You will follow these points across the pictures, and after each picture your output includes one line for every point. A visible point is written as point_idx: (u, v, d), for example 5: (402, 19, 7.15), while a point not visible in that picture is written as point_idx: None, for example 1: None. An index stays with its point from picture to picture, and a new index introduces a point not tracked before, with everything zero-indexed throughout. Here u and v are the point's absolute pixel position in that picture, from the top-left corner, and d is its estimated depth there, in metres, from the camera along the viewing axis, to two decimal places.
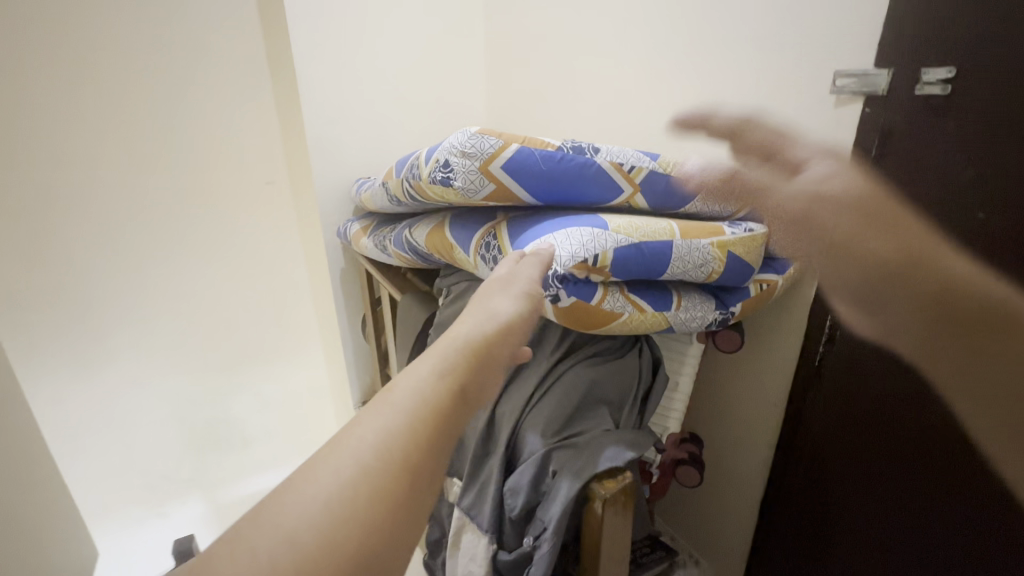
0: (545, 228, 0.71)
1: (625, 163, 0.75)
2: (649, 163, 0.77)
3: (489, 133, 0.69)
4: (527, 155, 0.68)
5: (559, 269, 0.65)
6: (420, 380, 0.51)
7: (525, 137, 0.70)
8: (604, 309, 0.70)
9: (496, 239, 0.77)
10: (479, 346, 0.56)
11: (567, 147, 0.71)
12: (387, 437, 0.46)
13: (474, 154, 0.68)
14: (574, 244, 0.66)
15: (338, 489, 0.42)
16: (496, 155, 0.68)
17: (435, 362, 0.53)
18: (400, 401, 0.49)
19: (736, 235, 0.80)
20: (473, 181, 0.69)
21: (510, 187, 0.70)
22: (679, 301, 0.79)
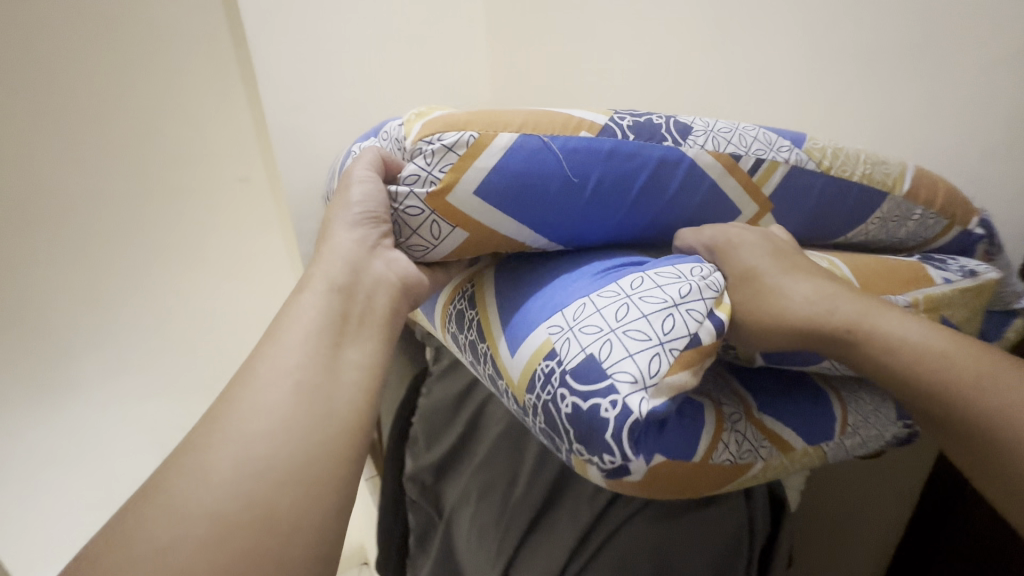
0: (565, 283, 0.32)
1: (744, 154, 0.35)
2: (788, 153, 0.38)
3: (439, 130, 0.30)
4: (531, 157, 0.30)
5: (630, 398, 0.25)
6: (316, 277, 0.31)
7: (525, 115, 0.32)
8: (719, 467, 0.31)
9: (475, 305, 0.36)
10: (341, 306, 0.30)
11: (622, 127, 0.33)
12: (302, 350, 0.28)
13: (412, 178, 0.30)
14: (651, 317, 0.27)
15: (244, 442, 0.25)
16: (458, 173, 0.30)
17: (329, 260, 0.31)
18: (304, 307, 0.29)
19: (953, 286, 0.40)
20: (416, 229, 0.31)
21: (501, 232, 0.31)
22: (845, 417, 0.37)
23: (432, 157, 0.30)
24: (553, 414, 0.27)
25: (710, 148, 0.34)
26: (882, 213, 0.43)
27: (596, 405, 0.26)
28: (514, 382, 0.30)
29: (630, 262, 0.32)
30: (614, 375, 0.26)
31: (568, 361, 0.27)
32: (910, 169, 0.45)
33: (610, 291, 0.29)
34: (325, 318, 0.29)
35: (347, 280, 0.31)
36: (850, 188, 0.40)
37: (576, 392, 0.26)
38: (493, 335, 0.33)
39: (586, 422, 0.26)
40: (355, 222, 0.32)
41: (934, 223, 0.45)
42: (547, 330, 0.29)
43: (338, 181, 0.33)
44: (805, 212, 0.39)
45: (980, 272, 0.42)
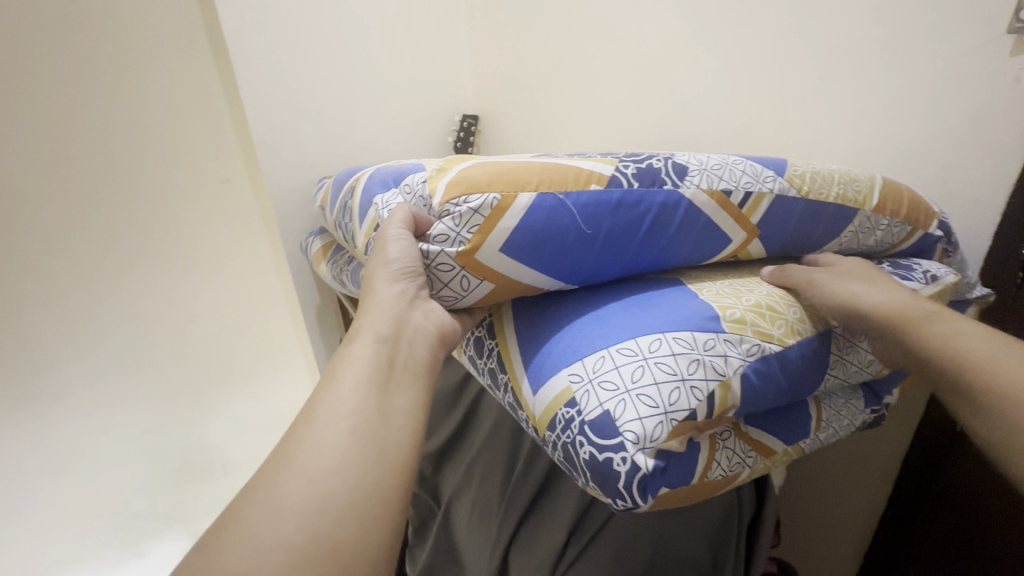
0: (583, 326, 0.35)
1: (735, 189, 0.39)
2: (773, 182, 0.41)
3: (465, 193, 0.33)
4: (548, 214, 0.34)
5: (638, 455, 0.29)
6: (364, 333, 0.34)
7: (541, 172, 0.35)
8: (715, 481, 0.36)
9: (494, 335, 0.40)
10: (389, 357, 0.33)
11: (627, 176, 0.36)
12: (355, 398, 0.31)
13: (441, 237, 0.34)
14: (661, 385, 0.31)
15: (309, 479, 0.27)
16: (484, 234, 0.33)
17: (374, 316, 0.35)
18: (357, 357, 0.33)
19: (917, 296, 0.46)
20: (448, 281, 0.36)
21: (522, 281, 0.35)
22: (818, 415, 0.43)
23: (459, 219, 0.33)
24: (572, 455, 0.31)
25: (705, 187, 0.38)
26: (854, 227, 0.47)
27: (608, 459, 0.29)
28: (536, 417, 0.34)
29: (641, 303, 0.36)
30: (626, 433, 0.29)
31: (587, 413, 0.31)
32: (878, 183, 0.50)
33: (627, 349, 0.32)
34: (374, 366, 0.32)
35: (391, 333, 0.34)
36: (826, 208, 0.44)
37: (593, 442, 0.30)
38: (516, 372, 0.37)
39: (600, 469, 0.30)
40: (395, 277, 0.36)
41: (899, 230, 0.50)
42: (568, 378, 0.33)
43: (375, 237, 0.36)
44: (789, 234, 0.43)
45: (941, 276, 0.48)
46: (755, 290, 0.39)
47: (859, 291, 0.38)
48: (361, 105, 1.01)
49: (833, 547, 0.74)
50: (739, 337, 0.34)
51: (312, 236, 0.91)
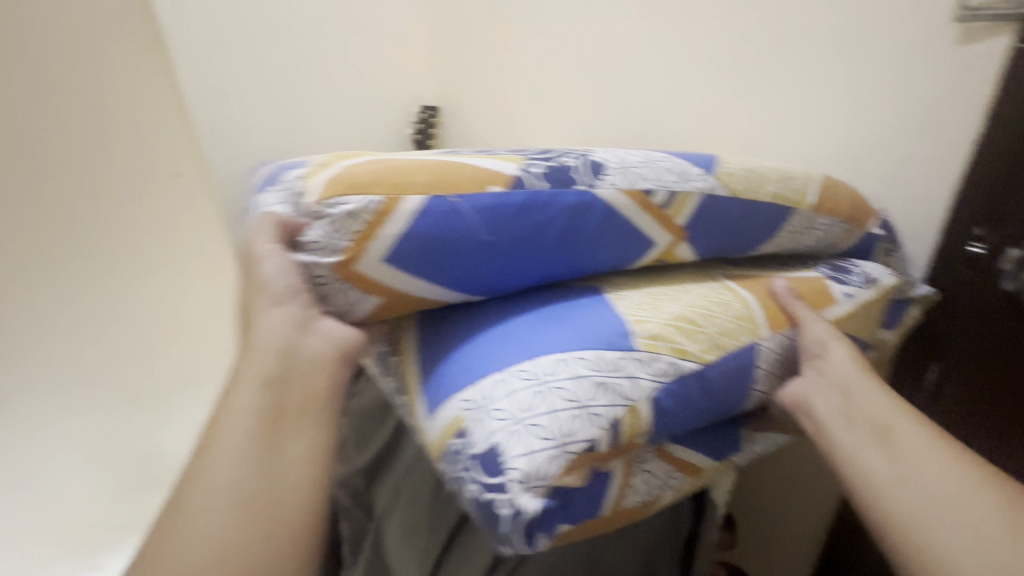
0: (483, 343, 0.33)
1: (656, 188, 0.36)
2: (701, 180, 0.39)
3: (342, 193, 0.30)
4: (439, 221, 0.30)
5: (523, 498, 0.27)
6: (246, 374, 0.30)
7: (432, 171, 0.32)
8: (630, 507, 0.35)
9: (395, 351, 0.38)
10: (281, 399, 0.30)
11: (534, 176, 0.33)
12: (236, 465, 0.28)
13: (315, 244, 0.30)
14: (558, 413, 0.28)
15: (188, 573, 0.25)
16: (364, 242, 0.29)
17: (258, 350, 0.31)
18: (239, 408, 0.29)
19: (853, 301, 0.44)
20: (328, 293, 0.31)
21: (412, 293, 0.32)
22: (750, 430, 0.43)
23: (334, 224, 0.29)
24: (461, 489, 0.29)
25: (623, 186, 0.35)
26: (790, 227, 0.45)
27: (493, 501, 0.27)
28: (429, 444, 0.32)
29: (547, 317, 0.34)
30: (512, 472, 0.27)
31: (475, 446, 0.29)
32: (818, 180, 0.47)
33: (523, 373, 0.30)
34: (258, 420, 0.29)
35: (277, 371, 0.31)
36: (758, 207, 0.42)
37: (480, 479, 0.28)
38: (412, 393, 0.35)
39: (486, 508, 0.28)
40: (278, 301, 0.31)
41: (838, 231, 0.48)
42: (459, 405, 0.31)
43: (244, 252, 0.33)
44: (718, 235, 0.41)
45: (879, 279, 0.46)
46: (676, 299, 0.36)
47: (832, 337, 0.38)
48: (309, 92, 0.94)
49: (785, 543, 0.73)
50: (652, 355, 0.32)
51: None
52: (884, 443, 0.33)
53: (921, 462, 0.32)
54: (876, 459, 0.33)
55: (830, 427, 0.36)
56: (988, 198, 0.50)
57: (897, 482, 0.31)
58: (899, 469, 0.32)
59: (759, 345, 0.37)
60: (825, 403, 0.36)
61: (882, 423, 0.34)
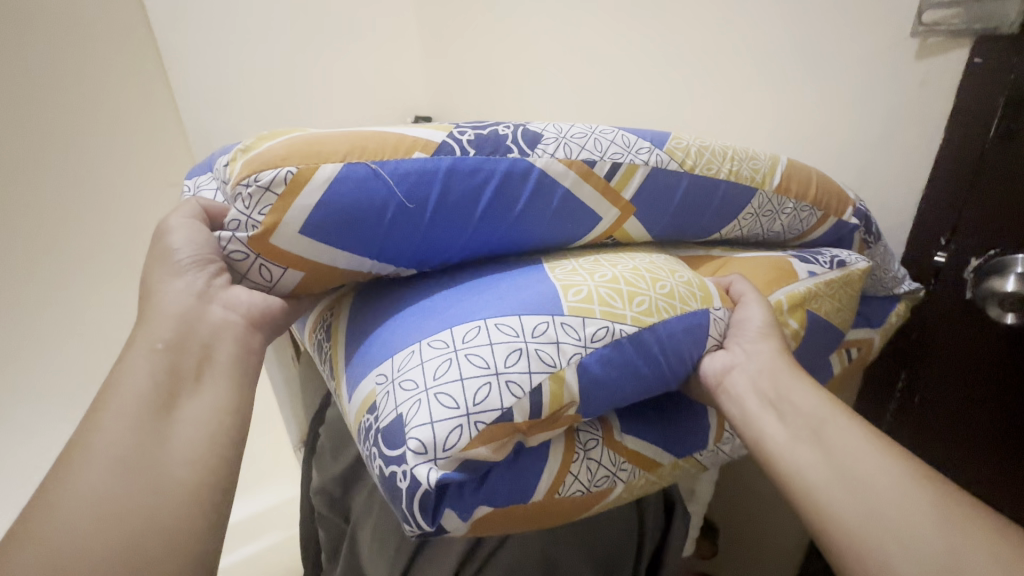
0: (408, 319, 0.33)
1: (598, 159, 0.35)
2: (651, 154, 0.37)
3: (257, 169, 0.28)
4: (356, 190, 0.28)
5: (419, 468, 0.26)
6: (141, 341, 0.28)
7: (354, 140, 0.30)
8: (569, 498, 0.33)
9: (330, 336, 0.38)
10: (181, 363, 0.28)
11: (462, 142, 0.32)
12: (122, 427, 0.25)
13: (233, 220, 0.29)
14: (467, 382, 0.28)
15: (55, 537, 0.21)
16: (279, 214, 0.28)
17: (157, 316, 0.29)
18: (131, 372, 0.27)
19: (817, 280, 0.42)
20: (249, 271, 0.30)
21: (336, 267, 0.30)
22: (719, 425, 0.40)
23: (251, 200, 0.28)
24: (370, 467, 0.29)
25: (561, 155, 0.34)
26: (755, 209, 0.43)
27: (393, 473, 0.27)
28: (350, 425, 0.33)
29: (476, 294, 0.33)
30: (411, 441, 0.27)
31: (383, 419, 0.29)
32: (782, 164, 0.46)
33: (438, 342, 0.30)
34: (156, 380, 0.27)
35: (173, 338, 0.28)
36: (715, 187, 0.40)
37: (383, 454, 0.28)
38: (340, 375, 0.35)
39: (388, 483, 0.28)
40: (182, 268, 0.30)
41: (808, 216, 0.46)
42: (374, 379, 0.31)
43: (154, 234, 0.32)
44: (672, 214, 0.39)
45: (849, 261, 0.44)
46: (619, 266, 0.36)
47: (762, 324, 0.36)
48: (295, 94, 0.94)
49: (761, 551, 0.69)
50: (583, 321, 0.31)
51: None
52: (814, 437, 0.30)
53: (853, 453, 0.28)
54: (804, 455, 0.29)
55: (757, 418, 0.32)
56: (950, 214, 0.47)
57: (828, 481, 0.28)
58: (827, 473, 0.28)
59: (715, 313, 0.36)
60: (751, 393, 0.33)
61: (811, 415, 0.31)
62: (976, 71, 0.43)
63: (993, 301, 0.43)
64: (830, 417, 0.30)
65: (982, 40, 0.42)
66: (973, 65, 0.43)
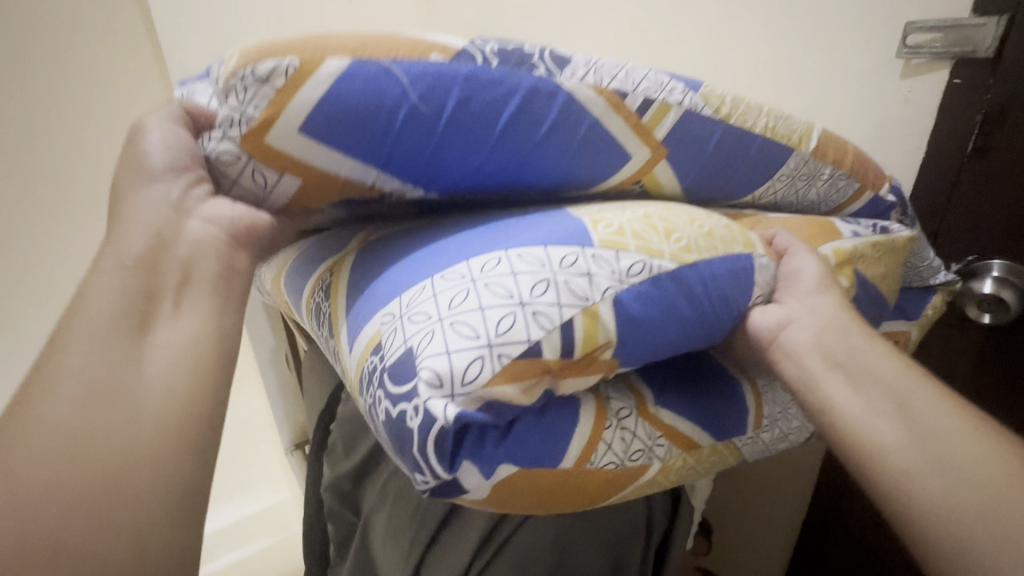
0: (419, 256, 0.29)
1: (630, 90, 0.32)
2: (685, 94, 0.34)
3: (254, 61, 0.24)
4: (367, 87, 0.25)
5: (436, 401, 0.23)
6: (114, 254, 0.25)
7: (364, 38, 0.27)
8: (600, 472, 0.28)
9: (327, 298, 0.33)
10: (166, 280, 0.25)
11: (484, 52, 0.28)
12: (90, 353, 0.22)
13: (221, 114, 0.25)
14: (488, 310, 0.24)
15: (15, 479, 0.19)
16: (278, 108, 0.24)
17: (132, 226, 0.25)
18: (96, 292, 0.23)
19: (863, 240, 0.38)
20: (237, 176, 0.27)
21: (340, 176, 0.27)
22: (757, 409, 0.35)
23: (243, 90, 0.24)
24: (375, 418, 0.26)
25: (591, 81, 0.30)
26: (791, 170, 0.40)
27: (402, 413, 0.23)
28: (352, 382, 0.29)
29: (496, 228, 0.29)
30: (425, 373, 0.23)
31: (390, 356, 0.25)
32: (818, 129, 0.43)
33: (453, 272, 0.26)
34: (131, 300, 0.24)
35: (145, 254, 0.25)
36: (751, 139, 0.37)
37: (390, 395, 0.24)
38: (339, 329, 0.31)
39: (396, 427, 0.24)
40: (159, 173, 0.26)
41: (844, 186, 0.43)
42: (380, 319, 0.26)
43: (127, 136, 0.28)
44: (706, 164, 0.36)
45: (892, 228, 0.40)
46: (652, 206, 0.32)
47: (816, 276, 0.32)
48: None
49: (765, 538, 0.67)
50: (617, 254, 0.27)
51: None
52: (895, 410, 0.27)
53: (941, 428, 0.26)
54: (888, 430, 0.26)
55: (823, 382, 0.29)
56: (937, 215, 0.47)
57: (915, 459, 0.25)
58: (913, 451, 0.25)
59: (753, 254, 0.32)
60: (813, 353, 0.30)
61: (891, 386, 0.28)
62: (957, 90, 0.43)
63: (972, 303, 0.45)
64: (911, 389, 0.27)
65: (962, 63, 0.43)
66: (954, 86, 0.44)
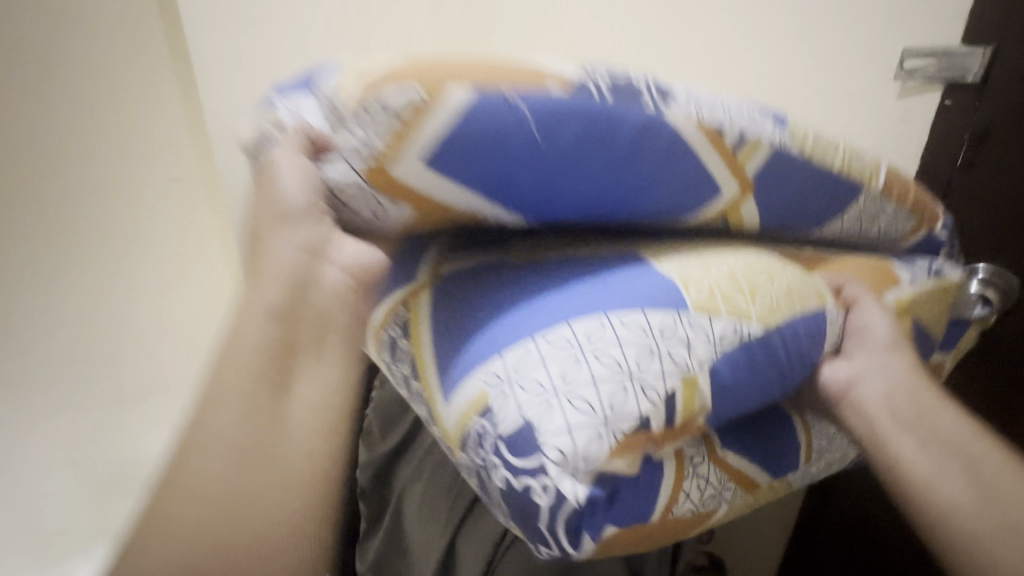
0: (523, 319, 0.29)
1: (728, 125, 0.32)
2: (773, 129, 0.34)
3: (378, 85, 0.25)
4: (491, 119, 0.25)
5: (559, 485, 0.24)
6: (257, 295, 0.26)
7: (485, 65, 0.27)
8: (681, 519, 0.29)
9: (407, 334, 0.33)
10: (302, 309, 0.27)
11: (598, 83, 0.28)
12: (248, 380, 0.25)
13: (344, 143, 0.25)
14: (600, 386, 0.26)
15: (209, 480, 0.24)
16: (401, 141, 0.25)
17: (275, 271, 0.27)
18: (244, 326, 0.26)
19: (919, 286, 0.40)
20: (354, 205, 0.27)
21: (450, 205, 0.27)
22: (809, 443, 0.36)
23: (370, 121, 0.25)
24: (487, 479, 0.27)
25: (693, 114, 0.30)
26: (859, 207, 0.41)
27: (525, 489, 0.25)
28: (450, 434, 0.29)
29: (594, 286, 0.30)
30: (547, 455, 0.25)
31: (505, 429, 0.26)
32: (885, 165, 0.43)
33: (563, 343, 0.27)
34: (273, 332, 0.26)
35: (285, 304, 0.26)
36: (829, 176, 0.38)
37: (508, 465, 0.26)
38: (426, 373, 0.32)
39: (514, 497, 0.26)
40: (296, 219, 0.27)
41: (905, 222, 0.44)
42: (485, 379, 0.28)
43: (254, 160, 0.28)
44: (786, 203, 0.37)
45: (945, 272, 0.41)
46: (730, 260, 0.33)
47: (887, 333, 0.34)
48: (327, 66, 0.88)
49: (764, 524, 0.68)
50: (709, 319, 0.29)
51: None
52: (964, 468, 0.29)
53: (1006, 486, 0.28)
54: (957, 487, 0.29)
55: (897, 434, 0.31)
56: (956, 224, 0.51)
57: (983, 513, 0.28)
58: (981, 505, 0.28)
59: (827, 309, 0.34)
60: (885, 411, 0.32)
61: (959, 447, 0.30)
62: (949, 111, 0.50)
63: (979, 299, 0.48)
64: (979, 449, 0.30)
65: (954, 87, 0.50)
66: (944, 107, 0.51)
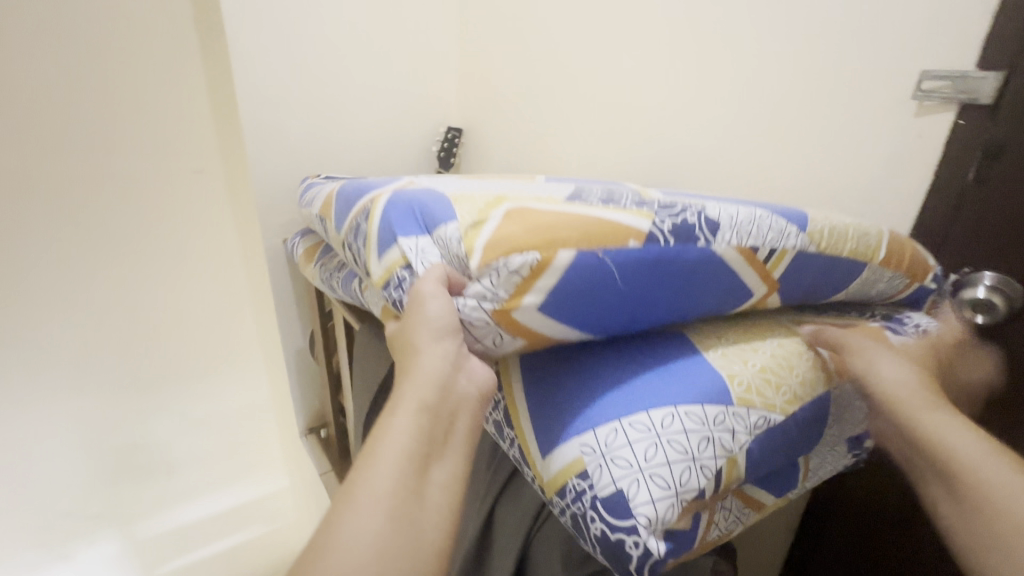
0: (601, 400, 0.36)
1: (762, 245, 0.39)
2: (797, 237, 0.42)
3: (505, 254, 0.32)
4: (586, 275, 0.33)
5: (650, 541, 0.30)
6: (408, 395, 0.32)
7: (578, 229, 0.34)
8: (711, 540, 0.37)
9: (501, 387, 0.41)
10: (441, 407, 0.33)
11: (663, 232, 0.36)
12: (407, 450, 0.30)
13: (479, 292, 0.33)
14: (673, 465, 0.32)
15: (367, 523, 0.27)
16: (521, 295, 0.33)
17: (419, 380, 0.33)
18: (402, 410, 0.32)
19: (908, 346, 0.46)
20: (479, 336, 0.35)
21: (553, 337, 0.35)
22: (807, 466, 0.43)
23: (497, 278, 0.32)
24: (581, 524, 0.33)
25: (735, 242, 0.38)
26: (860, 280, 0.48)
27: (621, 541, 0.31)
28: (545, 479, 0.36)
29: (658, 374, 0.37)
30: (639, 516, 0.31)
31: (600, 489, 0.32)
32: (885, 236, 0.50)
33: (640, 423, 0.34)
34: (426, 425, 0.31)
35: (435, 400, 0.32)
36: (838, 263, 0.45)
37: (606, 521, 0.32)
38: (522, 430, 0.38)
39: (612, 546, 0.32)
40: (438, 337, 0.33)
41: (899, 283, 0.50)
42: (579, 448, 0.34)
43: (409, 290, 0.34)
44: (804, 289, 0.44)
45: (931, 329, 0.48)
46: (760, 350, 0.41)
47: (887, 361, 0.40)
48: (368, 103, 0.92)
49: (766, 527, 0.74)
50: (748, 410, 0.36)
51: (296, 237, 0.89)
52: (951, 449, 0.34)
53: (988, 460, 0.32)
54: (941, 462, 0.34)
55: (923, 419, 0.36)
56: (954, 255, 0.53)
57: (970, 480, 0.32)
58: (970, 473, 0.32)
59: (832, 390, 0.42)
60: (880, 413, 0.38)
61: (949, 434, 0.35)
62: (961, 131, 0.51)
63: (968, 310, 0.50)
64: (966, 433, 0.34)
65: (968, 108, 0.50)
66: (957, 126, 0.51)
